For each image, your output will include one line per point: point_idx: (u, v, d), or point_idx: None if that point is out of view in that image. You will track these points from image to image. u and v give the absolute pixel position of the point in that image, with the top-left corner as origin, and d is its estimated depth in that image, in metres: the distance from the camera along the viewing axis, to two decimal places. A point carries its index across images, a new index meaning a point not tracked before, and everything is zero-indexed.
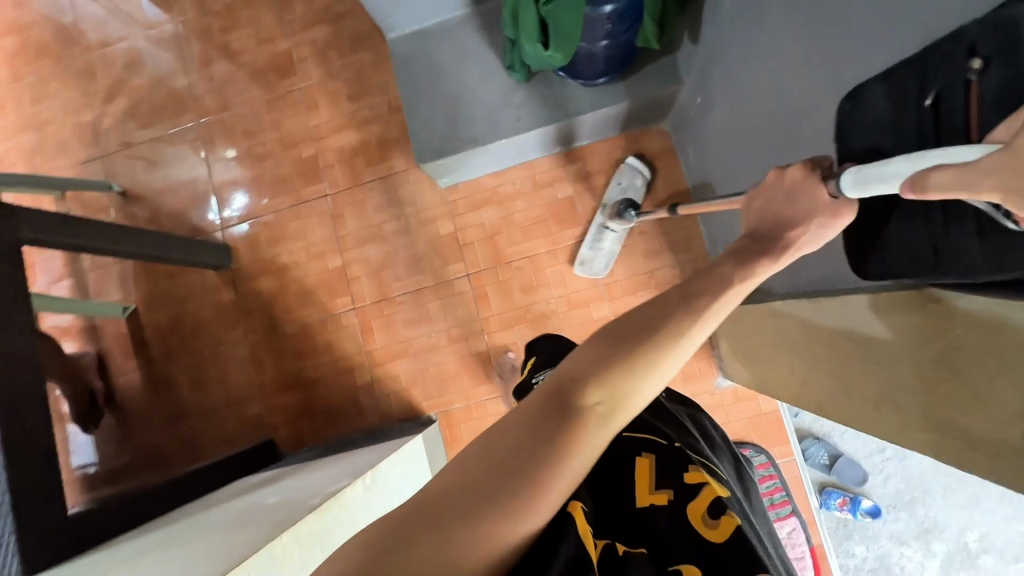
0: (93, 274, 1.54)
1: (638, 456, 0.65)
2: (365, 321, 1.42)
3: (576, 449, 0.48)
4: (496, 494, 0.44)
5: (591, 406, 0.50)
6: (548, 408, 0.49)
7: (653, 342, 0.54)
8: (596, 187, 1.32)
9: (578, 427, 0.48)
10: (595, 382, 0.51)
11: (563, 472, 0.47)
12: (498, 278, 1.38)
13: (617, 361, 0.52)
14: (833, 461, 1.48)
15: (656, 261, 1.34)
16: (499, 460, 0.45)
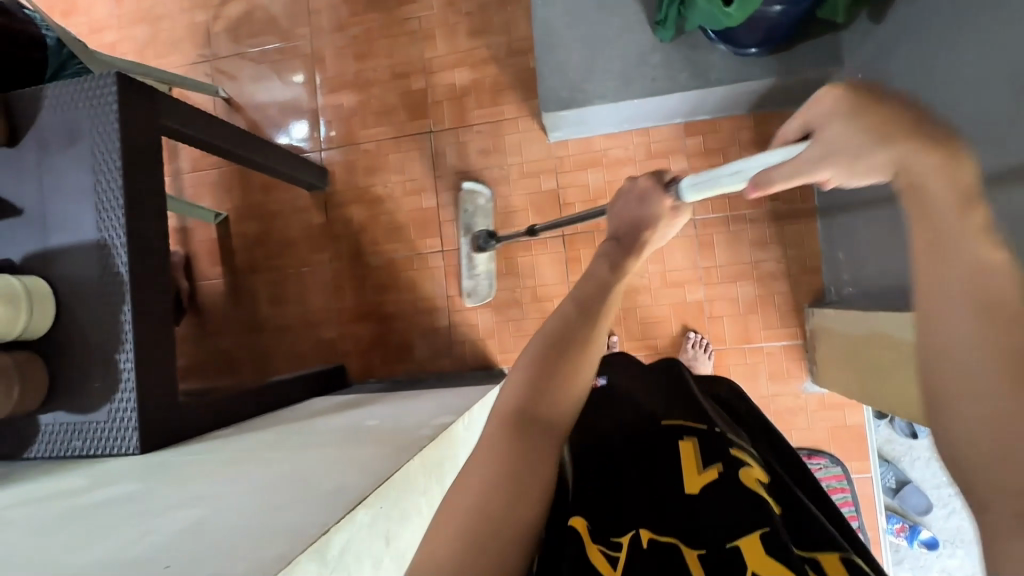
0: (190, 176, 1.55)
1: (680, 441, 0.64)
2: (450, 265, 1.41)
3: (543, 450, 0.54)
4: (496, 508, 0.48)
5: (543, 415, 0.57)
6: (511, 430, 0.54)
7: (571, 351, 0.63)
8: (476, 197, 1.38)
9: (540, 431, 0.55)
10: (538, 393, 0.58)
11: (539, 471, 0.53)
12: (593, 243, 1.35)
13: (551, 374, 0.60)
14: (900, 486, 1.43)
15: (763, 251, 1.28)
16: (488, 488, 0.49)
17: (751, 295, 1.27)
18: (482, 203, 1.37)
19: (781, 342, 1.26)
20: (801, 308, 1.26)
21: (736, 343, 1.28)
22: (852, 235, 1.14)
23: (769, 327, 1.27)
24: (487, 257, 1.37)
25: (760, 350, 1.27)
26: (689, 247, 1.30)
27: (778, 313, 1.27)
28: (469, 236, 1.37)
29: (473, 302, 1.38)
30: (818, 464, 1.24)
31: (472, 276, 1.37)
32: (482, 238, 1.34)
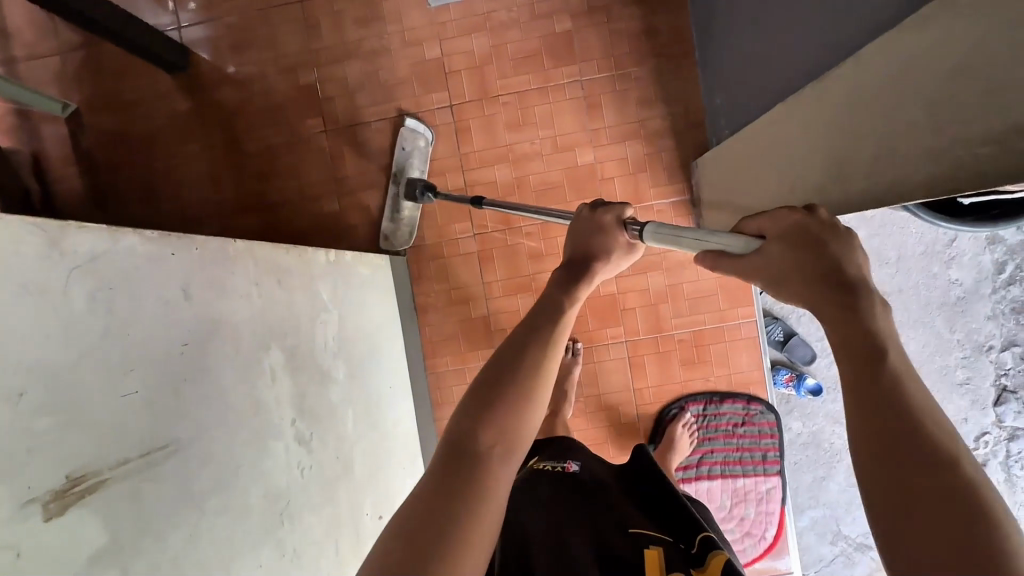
0: (26, 65, 1.35)
1: (647, 550, 0.73)
2: (336, 146, 1.33)
3: (487, 490, 0.55)
4: (435, 554, 0.49)
5: (484, 450, 0.58)
6: (449, 470, 0.55)
7: (514, 387, 0.63)
8: (416, 138, 1.29)
9: (486, 475, 0.56)
10: (485, 429, 0.59)
11: (484, 516, 0.53)
12: (483, 112, 1.30)
13: (495, 411, 0.61)
14: (788, 339, 1.53)
15: (649, 109, 1.28)
16: (416, 526, 0.50)
17: (639, 153, 1.28)
18: (421, 145, 1.29)
19: (670, 198, 1.29)
20: (687, 164, 1.28)
21: (628, 204, 1.29)
22: (724, 79, 1.15)
23: (657, 185, 1.29)
24: (412, 206, 1.30)
25: (651, 208, 1.29)
26: (579, 109, 1.29)
27: (665, 170, 1.29)
28: (401, 179, 1.29)
29: (387, 243, 1.31)
30: (753, 412, 1.29)
31: (395, 220, 1.30)
32: (419, 190, 1.25)
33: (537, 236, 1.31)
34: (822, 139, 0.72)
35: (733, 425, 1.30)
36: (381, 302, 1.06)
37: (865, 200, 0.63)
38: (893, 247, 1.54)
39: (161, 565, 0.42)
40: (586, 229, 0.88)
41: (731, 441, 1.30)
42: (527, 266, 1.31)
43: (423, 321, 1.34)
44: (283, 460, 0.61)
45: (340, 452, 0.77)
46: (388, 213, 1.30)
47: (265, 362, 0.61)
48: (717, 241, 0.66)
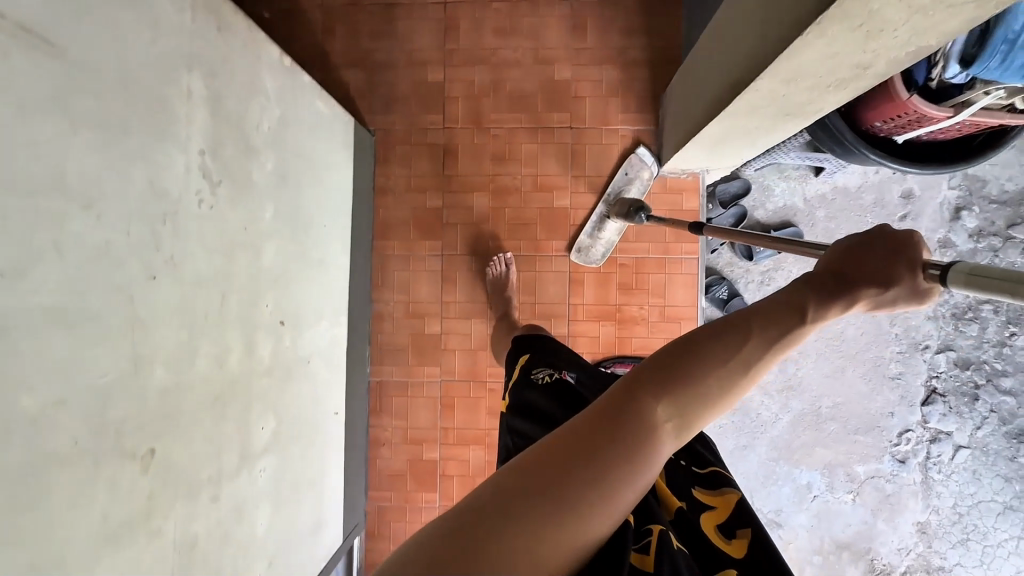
0: None
1: (651, 471, 0.69)
2: (329, 21, 1.37)
3: (636, 470, 0.46)
4: (566, 515, 0.42)
5: (659, 425, 0.47)
6: (605, 427, 0.46)
7: (729, 370, 0.49)
8: (642, 169, 1.30)
9: (647, 454, 0.46)
10: (667, 399, 0.48)
11: (627, 489, 0.45)
12: (474, 14, 1.35)
13: (690, 383, 0.48)
14: (731, 300, 1.56)
15: (631, 39, 1.32)
16: (549, 473, 0.43)
17: (614, 78, 1.33)
18: None
19: (636, 126, 1.33)
20: (657, 97, 1.32)
21: (595, 124, 1.33)
22: (703, 12, 1.20)
23: (626, 111, 1.33)
24: None
25: (616, 132, 1.33)
26: (564, 26, 1.33)
27: (636, 99, 1.33)
28: None
29: (579, 258, 1.32)
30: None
31: None
32: None
33: (503, 139, 1.34)
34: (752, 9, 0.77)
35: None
36: (331, 147, 1.09)
37: (779, 44, 0.68)
38: (848, 232, 1.58)
39: (17, 136, 0.44)
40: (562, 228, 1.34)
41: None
42: (489, 166, 1.35)
43: (379, 203, 1.37)
44: (180, 173, 0.64)
45: (250, 227, 0.79)
46: (589, 230, 1.31)
47: (184, 78, 0.64)
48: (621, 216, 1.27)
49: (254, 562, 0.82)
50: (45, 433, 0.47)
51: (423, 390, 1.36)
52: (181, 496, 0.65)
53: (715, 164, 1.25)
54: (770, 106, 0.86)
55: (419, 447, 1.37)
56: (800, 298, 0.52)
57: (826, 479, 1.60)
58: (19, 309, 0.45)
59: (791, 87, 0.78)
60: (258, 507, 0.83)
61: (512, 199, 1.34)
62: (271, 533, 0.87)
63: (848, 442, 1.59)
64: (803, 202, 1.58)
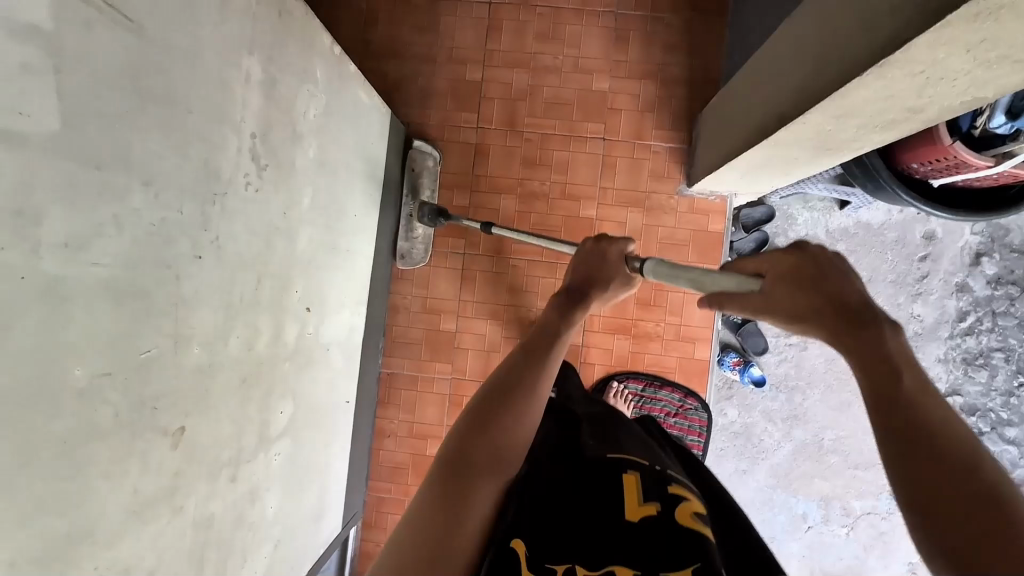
0: None
1: (623, 473, 0.61)
2: (372, 10, 1.37)
3: (475, 498, 0.63)
4: (446, 538, 0.60)
5: (477, 466, 0.65)
6: (455, 468, 0.64)
7: (526, 395, 0.72)
8: (425, 159, 1.33)
9: (475, 485, 0.63)
10: (472, 442, 0.66)
11: (472, 506, 0.62)
12: (517, 17, 1.35)
13: (484, 428, 0.68)
14: (744, 324, 1.57)
15: (671, 56, 1.33)
16: (425, 518, 0.61)
17: (652, 94, 1.33)
18: None
19: (668, 143, 1.33)
20: (693, 116, 1.33)
21: (628, 137, 1.33)
22: (747, 38, 1.21)
23: (660, 128, 1.33)
24: None
25: (648, 147, 1.33)
26: (606, 38, 1.34)
27: (671, 116, 1.33)
28: None
29: (406, 265, 1.34)
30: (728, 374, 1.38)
31: None
32: None
33: (535, 144, 1.35)
34: (808, 46, 0.78)
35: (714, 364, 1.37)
36: (368, 137, 1.09)
37: (836, 83, 0.68)
38: (867, 268, 1.58)
39: (94, 109, 0.44)
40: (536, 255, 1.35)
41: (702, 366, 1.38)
42: (518, 170, 1.35)
43: (406, 196, 1.37)
44: (233, 154, 0.64)
45: (288, 211, 0.80)
46: (403, 234, 1.34)
47: (244, 61, 0.64)
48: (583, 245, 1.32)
49: (261, 545, 0.83)
50: (91, 404, 0.47)
51: (433, 386, 1.36)
52: (203, 475, 0.65)
53: (744, 189, 1.26)
54: (812, 140, 0.86)
55: (423, 443, 1.37)
56: (545, 342, 0.82)
57: (822, 511, 1.60)
58: (77, 279, 0.45)
59: (839, 123, 0.78)
60: (270, 490, 0.84)
61: (539, 205, 1.34)
62: (278, 517, 0.88)
63: (847, 476, 1.60)
64: (824, 234, 1.59)
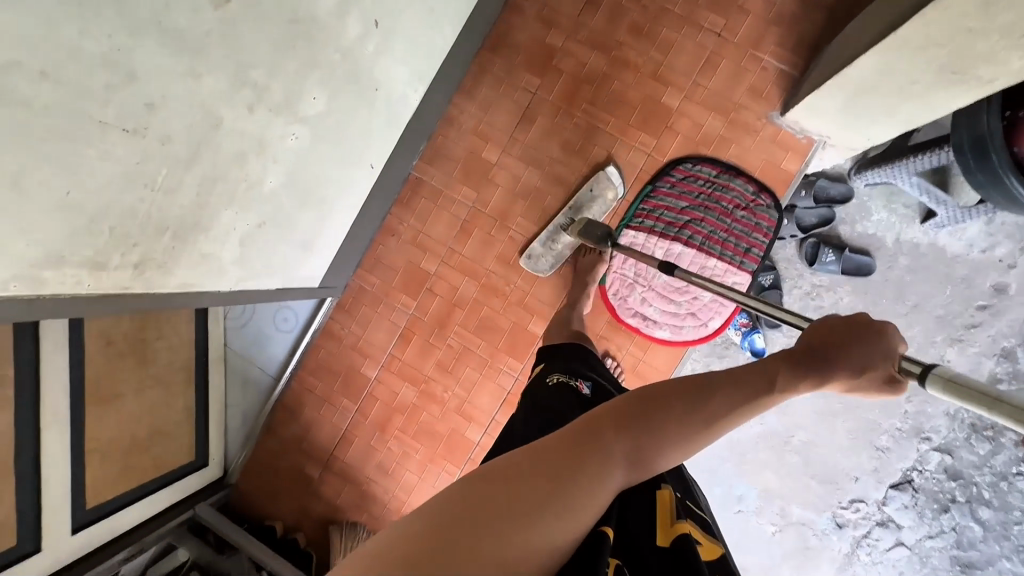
0: None
1: (659, 489, 0.73)
2: None
3: (586, 497, 0.53)
4: (533, 521, 0.49)
5: (604, 462, 0.55)
6: (572, 452, 0.54)
7: (713, 416, 0.58)
8: (609, 189, 1.29)
9: (592, 479, 0.53)
10: (616, 434, 0.57)
11: (575, 503, 0.52)
12: None
13: (632, 431, 0.57)
14: (766, 290, 1.49)
15: None
16: (520, 467, 0.52)
17: (787, 8, 1.24)
18: None
19: (781, 65, 1.24)
20: (818, 46, 1.23)
21: (744, 44, 1.25)
22: None
23: (780, 46, 1.24)
24: None
25: (758, 61, 1.25)
26: None
27: (797, 38, 1.23)
28: None
29: (529, 265, 1.32)
30: (761, 203, 1.25)
31: None
32: None
33: (649, 15, 1.28)
34: None
35: (735, 204, 1.26)
36: None
37: None
38: (920, 292, 1.48)
39: None
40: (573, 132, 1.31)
41: (724, 220, 1.27)
42: (622, 34, 1.29)
43: (503, 19, 1.34)
44: None
45: None
46: (542, 240, 1.31)
47: None
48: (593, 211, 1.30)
49: (248, 208, 0.85)
50: None
51: (451, 208, 1.36)
52: (226, 71, 0.66)
53: (839, 135, 1.18)
54: (938, 52, 0.81)
55: (420, 255, 1.38)
56: (774, 370, 0.61)
57: (759, 502, 1.56)
58: None
59: (979, 20, 0.72)
60: (276, 164, 0.86)
61: (626, 76, 1.29)
62: (273, 201, 0.90)
63: (800, 481, 1.54)
64: (892, 241, 1.48)
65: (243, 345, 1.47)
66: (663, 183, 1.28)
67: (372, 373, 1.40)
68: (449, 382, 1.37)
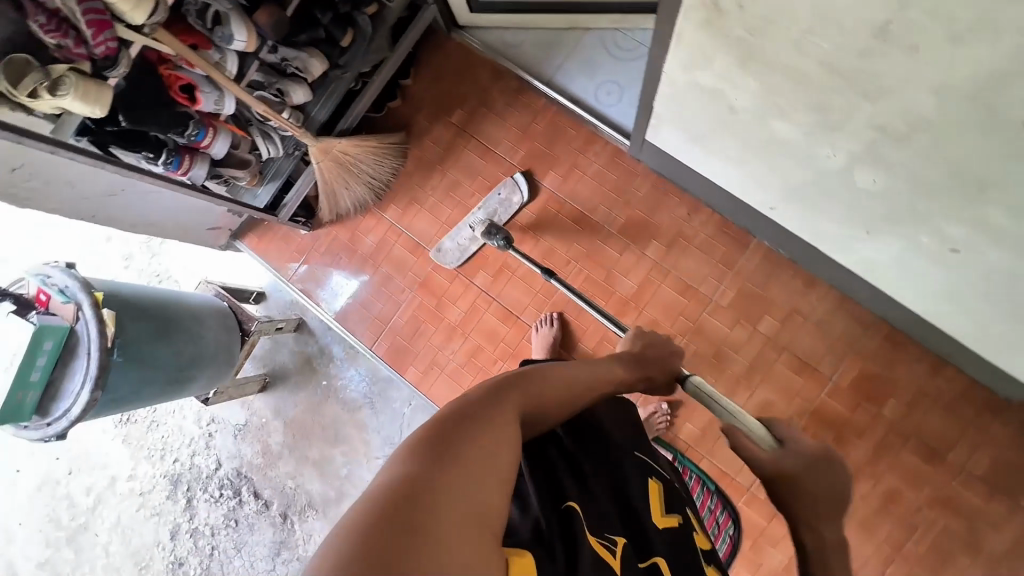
0: None
1: (650, 479, 0.73)
2: None
3: (491, 446, 0.53)
4: (483, 478, 0.50)
5: (496, 424, 0.56)
6: (464, 424, 0.54)
7: (540, 386, 0.67)
8: (515, 193, 1.39)
9: (491, 432, 0.55)
10: (492, 402, 0.59)
11: (492, 466, 0.52)
12: None
13: (497, 401, 0.60)
14: None
15: None
16: (444, 432, 0.52)
17: None
18: None
19: None
20: None
21: None
22: None
23: None
24: None
25: None
26: None
27: None
28: None
29: (435, 257, 1.41)
30: None
31: None
32: None
33: (910, 513, 1.18)
34: None
35: None
36: None
37: None
38: None
39: None
40: (781, 410, 1.25)
41: None
42: (890, 480, 1.19)
43: (927, 351, 1.20)
44: None
45: None
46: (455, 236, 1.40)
47: None
48: (492, 198, 1.40)
49: (757, 102, 0.80)
50: None
51: (712, 278, 1.31)
52: (952, 104, 0.58)
53: None
54: None
55: (664, 240, 1.33)
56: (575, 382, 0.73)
57: None
58: None
59: None
60: (801, 132, 0.79)
61: None
62: (758, 124, 0.85)
63: None
64: None
65: (586, 48, 1.44)
66: (712, 499, 1.22)
67: (547, 182, 1.41)
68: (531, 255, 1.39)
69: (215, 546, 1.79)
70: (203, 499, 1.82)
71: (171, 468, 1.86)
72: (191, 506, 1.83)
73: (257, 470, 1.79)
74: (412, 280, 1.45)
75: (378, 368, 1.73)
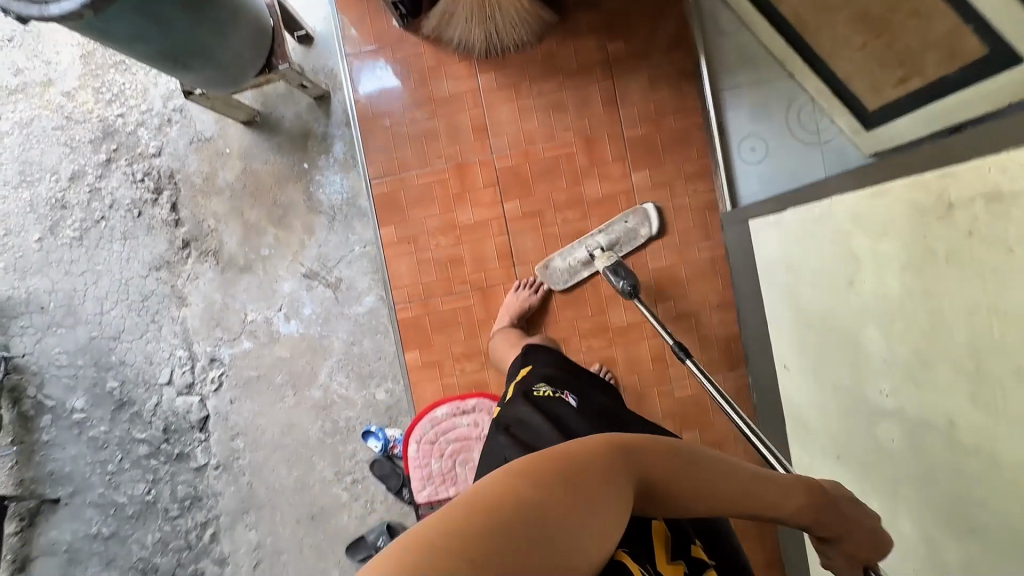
0: None
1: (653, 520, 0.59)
2: None
3: (611, 501, 0.45)
4: (581, 502, 0.43)
5: (631, 477, 0.48)
6: (606, 457, 0.48)
7: (713, 473, 0.54)
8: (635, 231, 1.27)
9: (620, 488, 0.47)
10: (645, 456, 0.51)
11: (597, 517, 0.44)
12: None
13: (657, 457, 0.52)
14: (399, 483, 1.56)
15: None
16: (575, 459, 0.46)
17: None
18: None
19: None
20: None
21: None
22: None
23: None
24: None
25: None
26: None
27: None
28: None
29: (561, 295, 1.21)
30: None
31: None
32: None
33: None
34: None
35: None
36: None
37: None
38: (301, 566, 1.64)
39: None
40: None
41: None
42: None
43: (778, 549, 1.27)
44: None
45: None
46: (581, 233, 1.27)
47: None
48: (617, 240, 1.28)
49: (875, 300, 0.74)
50: None
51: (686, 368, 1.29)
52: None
53: None
54: None
55: (678, 308, 1.28)
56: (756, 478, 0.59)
57: (269, 325, 1.65)
58: None
59: None
60: (884, 356, 0.75)
61: None
62: (854, 314, 0.80)
63: (264, 365, 1.65)
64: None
65: (771, 92, 1.28)
66: None
67: (636, 176, 1.28)
68: (568, 225, 1.29)
69: (105, 218, 1.68)
70: (122, 170, 1.68)
71: (110, 118, 1.68)
72: (106, 167, 1.68)
73: (190, 186, 1.67)
74: (453, 152, 1.31)
75: (361, 195, 1.61)
